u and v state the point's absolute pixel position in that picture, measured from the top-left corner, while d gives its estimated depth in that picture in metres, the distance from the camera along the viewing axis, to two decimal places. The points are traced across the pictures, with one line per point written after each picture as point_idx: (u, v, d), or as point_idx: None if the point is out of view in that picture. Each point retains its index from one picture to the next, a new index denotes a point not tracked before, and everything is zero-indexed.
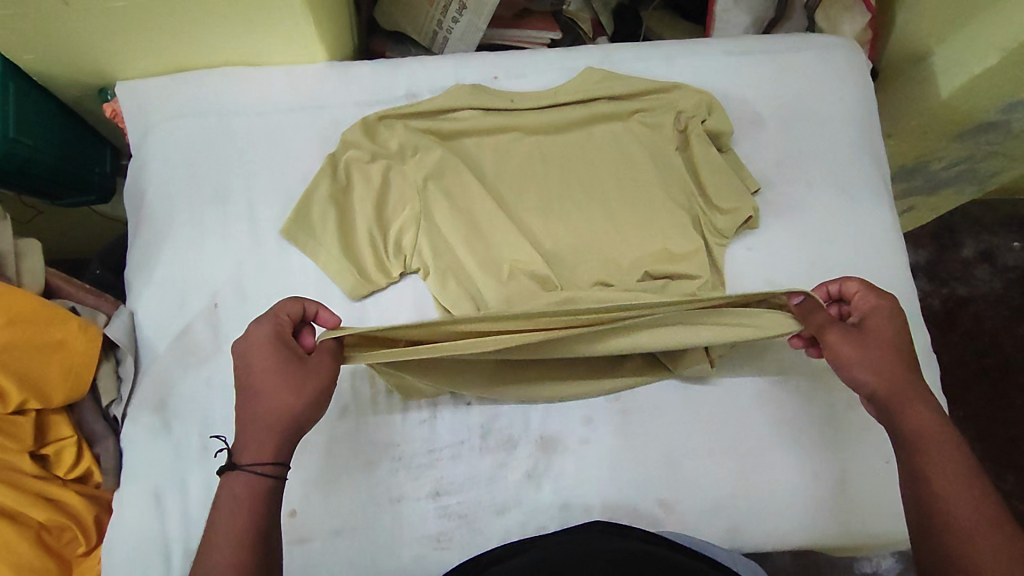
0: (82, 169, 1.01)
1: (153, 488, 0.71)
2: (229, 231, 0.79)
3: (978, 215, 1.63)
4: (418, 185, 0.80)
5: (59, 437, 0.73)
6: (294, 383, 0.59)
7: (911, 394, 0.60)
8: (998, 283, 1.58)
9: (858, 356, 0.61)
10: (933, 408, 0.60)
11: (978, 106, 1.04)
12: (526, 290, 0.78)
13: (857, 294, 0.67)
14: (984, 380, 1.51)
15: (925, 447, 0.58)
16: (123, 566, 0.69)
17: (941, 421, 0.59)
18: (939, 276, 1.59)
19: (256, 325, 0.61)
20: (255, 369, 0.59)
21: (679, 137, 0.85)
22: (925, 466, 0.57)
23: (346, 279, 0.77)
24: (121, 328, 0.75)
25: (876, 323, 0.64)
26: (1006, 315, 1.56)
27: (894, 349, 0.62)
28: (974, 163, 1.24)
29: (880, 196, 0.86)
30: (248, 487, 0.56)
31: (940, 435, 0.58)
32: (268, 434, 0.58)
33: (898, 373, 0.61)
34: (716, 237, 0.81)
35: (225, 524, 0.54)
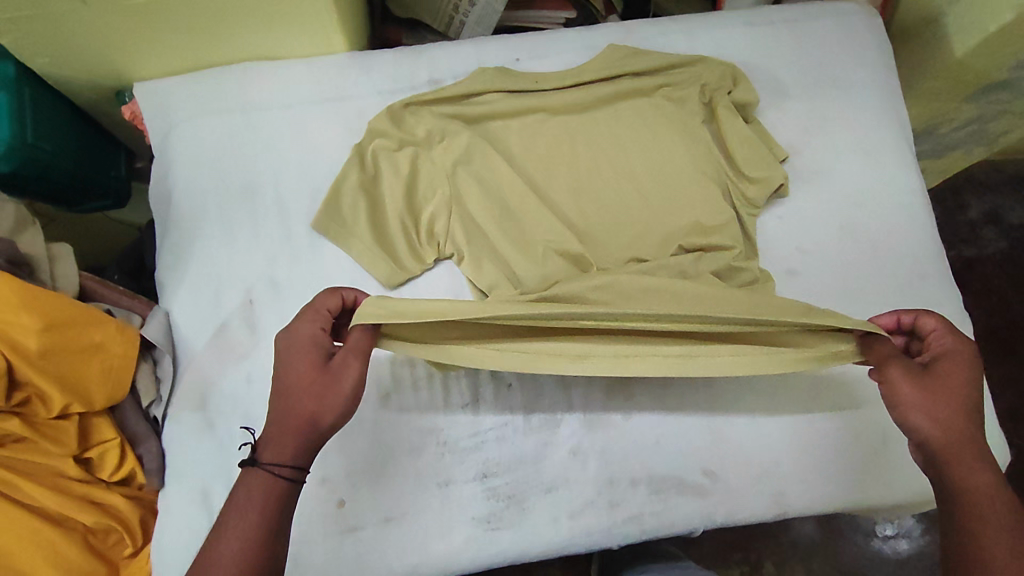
0: (99, 174, 1.00)
1: (200, 485, 0.71)
2: (259, 226, 0.78)
3: (983, 177, 1.64)
4: (447, 171, 0.79)
5: (101, 439, 0.72)
6: (317, 385, 0.58)
7: (967, 450, 0.58)
8: (1005, 243, 1.59)
9: (920, 401, 0.59)
10: (991, 471, 0.57)
11: (990, 63, 1.06)
12: (561, 269, 0.77)
13: (936, 332, 0.63)
14: (995, 339, 1.53)
15: (975, 509, 0.56)
16: (176, 565, 0.69)
17: (996, 482, 0.57)
18: (947, 239, 1.59)
19: (296, 321, 0.62)
20: (287, 363, 0.59)
21: (705, 110, 0.84)
22: (975, 531, 0.55)
23: (381, 268, 0.76)
24: (159, 328, 0.74)
25: (948, 367, 0.61)
26: (1014, 275, 1.57)
27: (959, 399, 0.59)
28: (984, 123, 1.31)
29: (906, 160, 0.86)
30: (264, 487, 0.56)
31: (994, 500, 0.56)
32: (290, 435, 0.57)
33: (958, 425, 0.59)
34: (748, 208, 0.81)
35: (235, 524, 0.55)
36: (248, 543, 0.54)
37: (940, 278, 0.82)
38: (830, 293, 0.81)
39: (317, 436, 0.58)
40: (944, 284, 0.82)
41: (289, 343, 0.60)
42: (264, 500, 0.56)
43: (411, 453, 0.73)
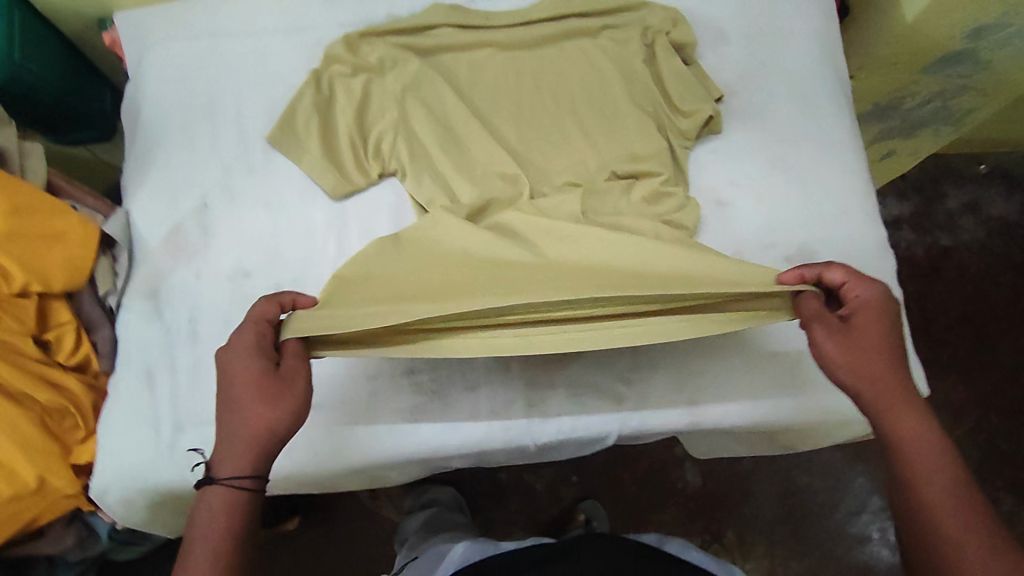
0: (84, 104, 1.05)
1: (145, 366, 0.77)
2: (218, 139, 0.84)
3: (964, 166, 1.64)
4: (396, 95, 0.84)
5: (59, 322, 0.79)
6: (266, 395, 0.59)
7: (897, 400, 0.59)
8: (982, 233, 1.59)
9: (846, 362, 0.59)
10: (921, 415, 0.59)
11: (942, 31, 1.09)
12: (497, 189, 0.82)
13: (844, 283, 0.63)
14: (967, 326, 1.51)
15: (910, 458, 0.58)
16: (120, 434, 0.76)
17: (926, 425, 0.58)
18: (924, 226, 1.58)
19: (235, 335, 0.62)
20: (234, 381, 0.59)
21: (646, 51, 0.88)
22: (910, 478, 0.57)
23: (327, 179, 0.81)
24: (118, 224, 0.80)
25: (865, 322, 0.60)
26: (988, 264, 1.56)
27: (883, 351, 0.59)
28: (947, 100, 1.28)
29: (840, 105, 0.89)
30: (224, 499, 0.58)
31: (927, 443, 0.58)
32: (247, 447, 0.59)
33: (885, 376, 0.59)
34: (680, 140, 0.85)
35: (203, 533, 0.57)
36: (219, 549, 0.57)
37: (865, 217, 0.85)
38: (755, 226, 0.84)
39: (272, 444, 0.60)
40: (869, 223, 0.85)
41: (229, 355, 0.59)
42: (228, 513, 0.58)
43: None
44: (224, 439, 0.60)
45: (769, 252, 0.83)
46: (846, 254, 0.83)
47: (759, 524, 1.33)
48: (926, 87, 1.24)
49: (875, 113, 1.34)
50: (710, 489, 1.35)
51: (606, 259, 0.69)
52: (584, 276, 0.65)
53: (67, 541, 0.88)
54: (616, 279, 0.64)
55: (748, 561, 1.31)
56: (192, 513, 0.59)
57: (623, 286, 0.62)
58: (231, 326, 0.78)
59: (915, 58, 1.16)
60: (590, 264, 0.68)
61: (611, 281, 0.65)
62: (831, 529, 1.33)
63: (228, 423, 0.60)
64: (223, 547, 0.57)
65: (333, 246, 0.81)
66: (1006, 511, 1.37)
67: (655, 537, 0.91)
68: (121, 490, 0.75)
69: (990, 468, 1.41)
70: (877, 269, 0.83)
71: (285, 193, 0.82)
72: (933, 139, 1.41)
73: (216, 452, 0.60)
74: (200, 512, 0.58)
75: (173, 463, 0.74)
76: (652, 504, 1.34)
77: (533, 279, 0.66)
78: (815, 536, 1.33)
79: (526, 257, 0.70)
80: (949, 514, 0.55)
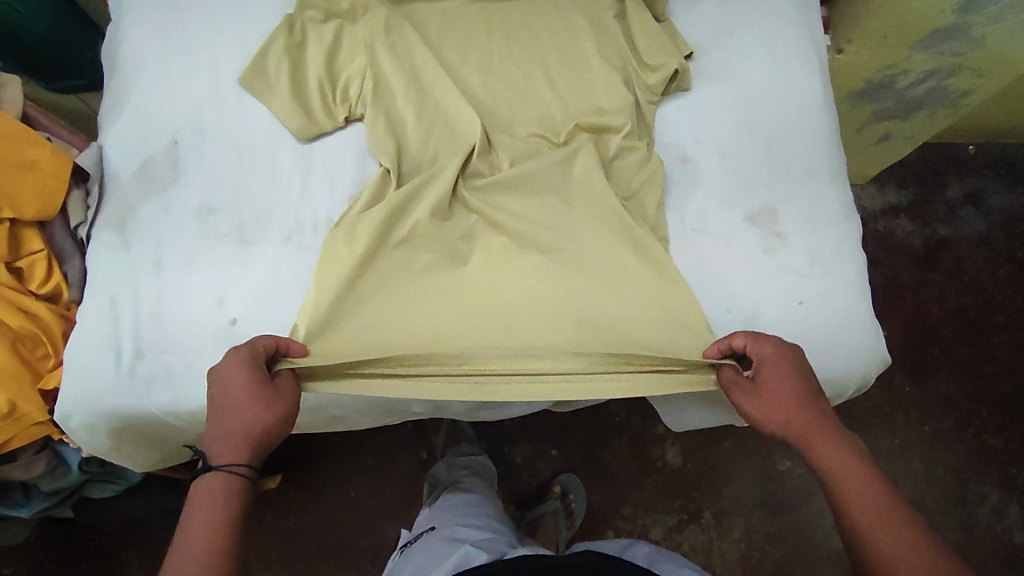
0: (70, 50, 1.08)
1: (110, 294, 0.78)
2: (191, 79, 0.86)
3: (968, 157, 1.60)
4: (366, 41, 0.85)
5: (31, 250, 0.80)
6: (264, 405, 0.63)
7: (816, 436, 0.61)
8: (982, 225, 1.54)
9: (757, 409, 0.64)
10: (842, 449, 0.60)
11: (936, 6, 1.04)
12: (461, 135, 0.82)
13: (748, 347, 0.69)
14: (962, 318, 1.47)
15: (843, 487, 0.58)
16: (82, 360, 0.77)
17: (853, 456, 0.60)
18: (922, 216, 1.54)
19: (232, 352, 0.65)
20: (234, 388, 0.63)
21: (617, 7, 0.89)
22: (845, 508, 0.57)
23: (294, 120, 0.83)
24: (91, 157, 0.84)
25: (769, 373, 0.65)
26: (988, 257, 1.52)
27: (792, 395, 0.64)
28: (941, 79, 1.23)
29: (813, 66, 0.88)
30: (224, 482, 0.59)
31: (852, 471, 0.58)
32: (241, 445, 0.61)
33: (797, 418, 0.62)
34: (646, 95, 0.86)
35: (202, 519, 0.57)
36: (219, 527, 0.57)
37: (832, 178, 0.84)
38: (720, 183, 0.83)
39: (263, 450, 0.63)
40: (837, 185, 0.84)
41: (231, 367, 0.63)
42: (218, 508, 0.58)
43: (301, 285, 0.78)
44: (216, 439, 0.62)
45: (735, 209, 0.82)
46: (810, 214, 0.82)
47: (736, 506, 1.32)
48: (918, 65, 1.18)
49: (866, 92, 1.27)
50: (688, 472, 1.34)
51: (576, 308, 0.76)
52: (542, 335, 0.74)
53: (38, 469, 0.88)
54: (581, 340, 0.73)
55: (724, 543, 1.30)
56: (189, 503, 0.59)
57: (572, 344, 0.73)
58: (193, 260, 0.79)
59: (911, 35, 1.10)
60: (562, 316, 0.75)
61: (573, 333, 0.74)
62: (804, 515, 1.31)
63: (225, 424, 0.62)
64: (223, 526, 0.57)
65: (297, 187, 0.82)
66: (992, 507, 1.34)
67: (646, 551, 0.88)
68: (83, 415, 0.76)
69: (981, 463, 1.37)
70: (841, 231, 0.81)
71: (255, 134, 0.84)
72: (927, 121, 1.36)
73: (209, 447, 0.62)
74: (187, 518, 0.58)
75: (131, 389, 0.75)
76: (627, 480, 1.33)
77: (507, 327, 0.75)
78: (792, 521, 1.31)
79: (495, 296, 0.76)
80: (884, 536, 0.54)
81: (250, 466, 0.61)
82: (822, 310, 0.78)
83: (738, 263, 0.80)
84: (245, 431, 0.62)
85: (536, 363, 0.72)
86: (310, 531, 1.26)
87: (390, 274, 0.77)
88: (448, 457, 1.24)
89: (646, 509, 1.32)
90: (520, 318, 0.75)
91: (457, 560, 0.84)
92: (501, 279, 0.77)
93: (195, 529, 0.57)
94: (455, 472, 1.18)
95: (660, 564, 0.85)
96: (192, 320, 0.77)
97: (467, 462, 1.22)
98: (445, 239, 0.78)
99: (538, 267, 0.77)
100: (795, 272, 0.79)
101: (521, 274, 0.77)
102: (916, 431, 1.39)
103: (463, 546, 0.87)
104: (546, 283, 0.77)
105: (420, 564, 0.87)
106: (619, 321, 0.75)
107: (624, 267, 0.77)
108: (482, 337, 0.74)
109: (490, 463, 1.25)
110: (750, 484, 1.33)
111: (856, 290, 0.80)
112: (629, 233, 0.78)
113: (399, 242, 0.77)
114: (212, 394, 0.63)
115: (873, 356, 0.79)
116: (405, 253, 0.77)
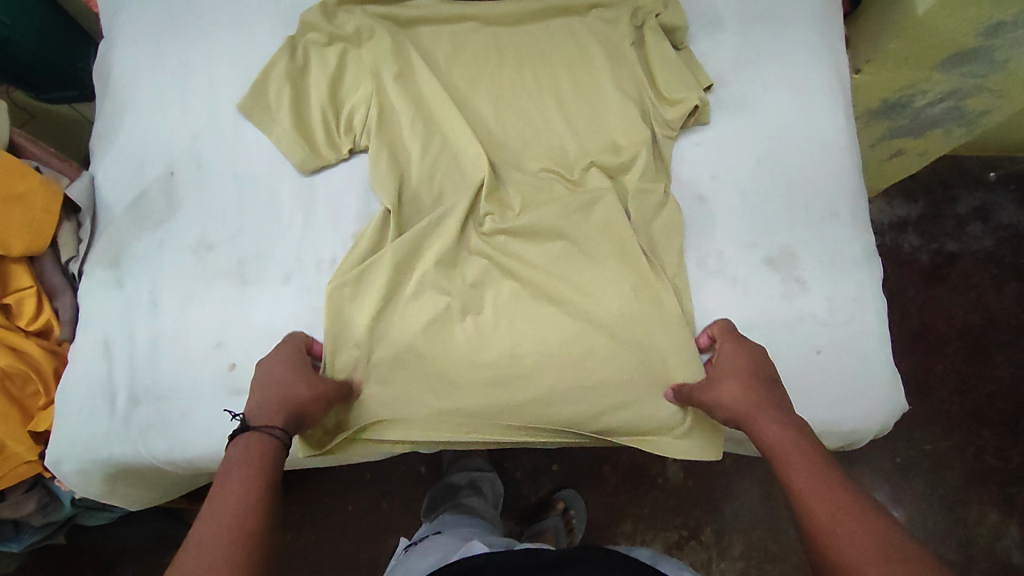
0: (61, 61, 1.04)
1: (103, 337, 0.76)
2: (187, 105, 0.82)
3: (987, 177, 1.39)
4: (371, 67, 0.81)
5: (19, 287, 0.76)
6: (307, 381, 0.68)
7: (758, 412, 0.65)
8: (989, 241, 1.35)
9: (715, 391, 0.68)
10: (782, 423, 0.63)
11: (957, 30, 0.91)
12: (469, 169, 0.79)
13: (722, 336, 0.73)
14: (969, 336, 1.29)
15: (783, 458, 0.60)
16: (75, 404, 0.74)
17: (793, 431, 0.62)
18: (930, 231, 1.35)
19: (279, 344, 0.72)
20: (276, 366, 0.68)
21: (635, 33, 0.85)
22: (782, 473, 0.60)
23: (296, 152, 0.79)
24: (82, 190, 0.80)
25: (728, 358, 0.70)
26: (995, 275, 1.33)
27: (743, 375, 0.67)
28: (961, 99, 1.07)
29: (837, 99, 0.85)
30: (260, 444, 0.61)
31: (787, 442, 0.61)
32: (279, 408, 0.64)
33: (744, 395, 0.66)
34: (664, 129, 0.82)
35: (237, 472, 0.57)
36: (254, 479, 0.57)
37: (854, 220, 0.80)
38: (736, 223, 0.80)
39: (296, 421, 0.65)
40: (860, 228, 0.80)
41: (277, 352, 0.70)
42: (255, 467, 0.58)
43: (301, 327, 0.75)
44: (253, 404, 0.65)
45: (750, 252, 0.79)
46: (830, 259, 0.79)
47: (738, 524, 1.18)
48: (937, 84, 1.03)
49: (881, 111, 1.11)
50: (691, 490, 1.20)
51: (578, 378, 0.73)
52: (545, 403, 0.73)
53: (29, 508, 0.84)
54: (579, 407, 0.73)
55: (722, 563, 1.17)
56: (224, 463, 0.59)
57: (571, 413, 0.73)
58: (190, 299, 0.76)
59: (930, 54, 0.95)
60: (567, 380, 0.73)
61: (575, 401, 0.73)
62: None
63: (264, 390, 0.65)
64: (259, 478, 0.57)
65: (299, 223, 0.79)
66: (993, 528, 1.18)
67: (648, 553, 0.81)
68: (76, 462, 0.73)
69: (982, 483, 1.20)
70: (862, 277, 0.79)
71: (254, 166, 0.81)
72: (942, 138, 1.19)
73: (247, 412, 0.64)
74: (225, 476, 0.57)
75: (126, 437, 0.73)
76: (625, 495, 1.20)
77: (517, 387, 0.73)
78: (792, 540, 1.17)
79: (499, 359, 0.73)
80: (818, 497, 0.56)
81: (284, 428, 0.63)
82: (842, 362, 0.76)
83: (757, 309, 0.77)
84: (285, 399, 0.65)
85: (539, 432, 0.74)
86: (307, 547, 1.18)
87: (397, 331, 0.74)
88: (455, 471, 1.14)
89: (647, 525, 1.19)
90: (523, 384, 0.73)
91: (463, 552, 0.80)
92: (510, 339, 0.74)
93: (234, 484, 0.56)
94: (458, 492, 1.08)
95: (665, 565, 0.78)
96: (188, 364, 0.74)
97: (471, 479, 1.11)
98: (450, 289, 0.75)
99: (555, 327, 0.74)
100: (815, 322, 0.77)
101: (530, 339, 0.74)
102: (917, 449, 1.22)
103: (469, 542, 0.83)
104: (558, 345, 0.73)
105: (422, 558, 0.82)
106: (619, 391, 0.73)
107: (638, 332, 0.74)
108: (497, 407, 0.73)
109: (497, 483, 1.14)
110: (758, 501, 1.19)
111: (877, 339, 0.77)
112: (640, 283, 0.75)
113: (407, 292, 0.75)
114: (257, 373, 0.68)
115: (891, 407, 0.76)
116: (412, 307, 0.75)
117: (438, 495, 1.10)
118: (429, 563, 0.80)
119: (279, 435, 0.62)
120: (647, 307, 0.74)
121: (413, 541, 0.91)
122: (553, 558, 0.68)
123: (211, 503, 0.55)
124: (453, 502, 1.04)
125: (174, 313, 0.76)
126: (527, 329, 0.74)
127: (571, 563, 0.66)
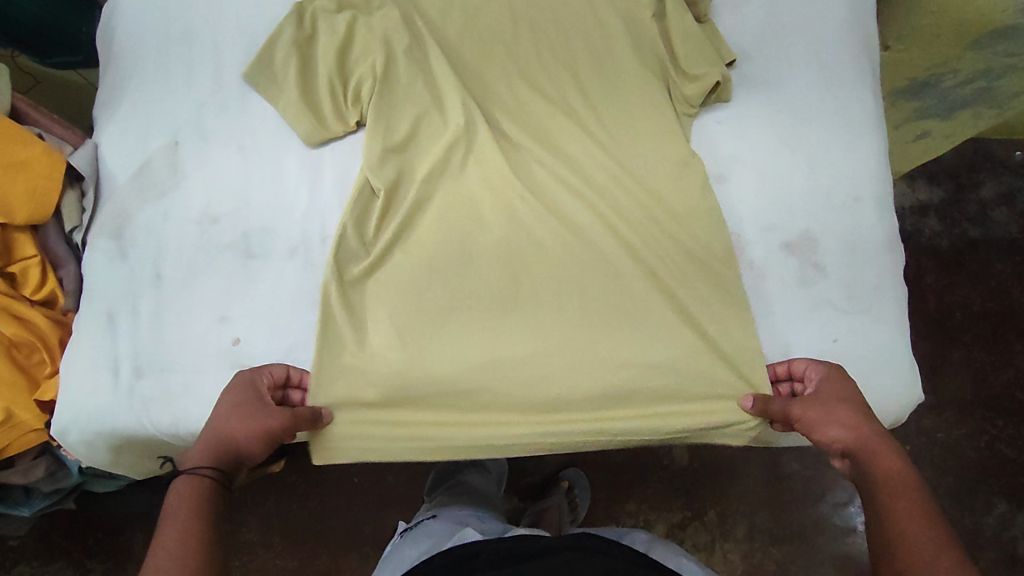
0: (67, 25, 1.02)
1: (107, 308, 0.75)
2: (194, 74, 0.81)
3: (1017, 162, 1.33)
4: (379, 36, 0.79)
5: (23, 255, 0.76)
6: (246, 415, 0.62)
7: (879, 444, 0.58)
8: (1014, 227, 1.30)
9: (821, 417, 0.61)
10: (900, 457, 0.56)
11: (990, 6, 0.85)
12: (481, 146, 0.77)
13: (806, 370, 0.68)
14: (985, 325, 1.25)
15: (884, 491, 0.54)
16: (79, 374, 0.74)
17: (909, 466, 0.55)
18: (951, 215, 1.31)
19: (243, 374, 0.67)
20: (226, 401, 0.64)
21: (656, 5, 0.82)
22: (888, 515, 0.53)
23: (302, 124, 0.77)
24: (85, 158, 0.80)
25: (831, 389, 0.64)
26: (1019, 262, 1.28)
27: (847, 412, 0.61)
28: (993, 80, 1.00)
29: (866, 77, 0.81)
30: (191, 492, 0.56)
31: (905, 479, 0.55)
32: (214, 450, 0.59)
33: (861, 425, 0.60)
34: (684, 106, 0.79)
35: (172, 533, 0.52)
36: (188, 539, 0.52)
37: (879, 204, 0.77)
38: (754, 205, 0.77)
39: (237, 461, 0.60)
40: (883, 212, 0.77)
41: (239, 385, 0.65)
42: (197, 501, 0.55)
43: (304, 306, 0.74)
44: (201, 442, 0.61)
45: (766, 237, 0.77)
46: (851, 245, 0.76)
47: (741, 506, 1.16)
48: (970, 63, 0.95)
49: (908, 91, 1.05)
50: (697, 470, 1.18)
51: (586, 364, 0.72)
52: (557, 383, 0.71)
53: (37, 474, 0.84)
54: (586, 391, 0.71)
55: (726, 544, 1.15)
56: (162, 516, 0.54)
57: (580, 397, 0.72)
58: (195, 273, 0.75)
59: (962, 34, 0.90)
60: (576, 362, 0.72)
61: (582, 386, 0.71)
62: (814, 517, 1.16)
63: (216, 428, 0.61)
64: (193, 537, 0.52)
65: (306, 196, 0.77)
66: (1000, 519, 1.16)
67: (643, 538, 0.78)
68: (80, 432, 0.73)
69: (988, 473, 1.18)
70: (884, 263, 0.76)
71: (259, 136, 0.79)
72: (972, 121, 1.11)
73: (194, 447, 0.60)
74: (168, 508, 0.54)
75: (131, 410, 0.72)
76: (631, 475, 1.18)
77: (521, 367, 0.71)
78: (797, 524, 1.16)
79: (503, 339, 0.72)
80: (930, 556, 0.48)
81: (216, 469, 0.58)
82: (862, 352, 0.73)
83: (771, 296, 0.75)
84: (226, 440, 0.61)
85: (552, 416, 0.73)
86: (315, 516, 1.16)
87: (403, 310, 0.73)
88: (459, 448, 1.12)
89: (651, 506, 1.17)
90: (522, 356, 0.71)
91: (455, 540, 0.78)
92: (520, 319, 0.72)
93: (183, 515, 0.54)
94: (459, 469, 1.07)
95: (660, 552, 0.75)
96: (192, 337, 0.73)
97: (474, 456, 1.10)
98: (458, 271, 0.74)
99: (575, 299, 0.73)
100: (833, 310, 0.74)
101: (534, 320, 0.72)
102: (927, 438, 1.20)
103: (465, 528, 0.82)
104: (565, 325, 0.72)
105: (417, 544, 0.81)
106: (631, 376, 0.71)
107: (645, 317, 0.72)
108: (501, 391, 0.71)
109: (501, 459, 1.13)
110: (763, 482, 1.17)
111: (895, 328, 0.75)
112: (648, 269, 0.74)
113: (419, 276, 0.74)
114: (218, 405, 0.64)
115: (908, 397, 0.73)
116: (413, 285, 0.73)
117: (441, 472, 1.09)
118: (418, 552, 0.79)
119: (214, 477, 0.57)
120: (660, 288, 0.73)
121: (409, 525, 0.89)
122: (547, 545, 0.67)
123: (158, 531, 0.53)
124: (455, 479, 1.03)
125: (177, 283, 0.75)
126: (536, 309, 0.73)
127: (564, 550, 0.65)
